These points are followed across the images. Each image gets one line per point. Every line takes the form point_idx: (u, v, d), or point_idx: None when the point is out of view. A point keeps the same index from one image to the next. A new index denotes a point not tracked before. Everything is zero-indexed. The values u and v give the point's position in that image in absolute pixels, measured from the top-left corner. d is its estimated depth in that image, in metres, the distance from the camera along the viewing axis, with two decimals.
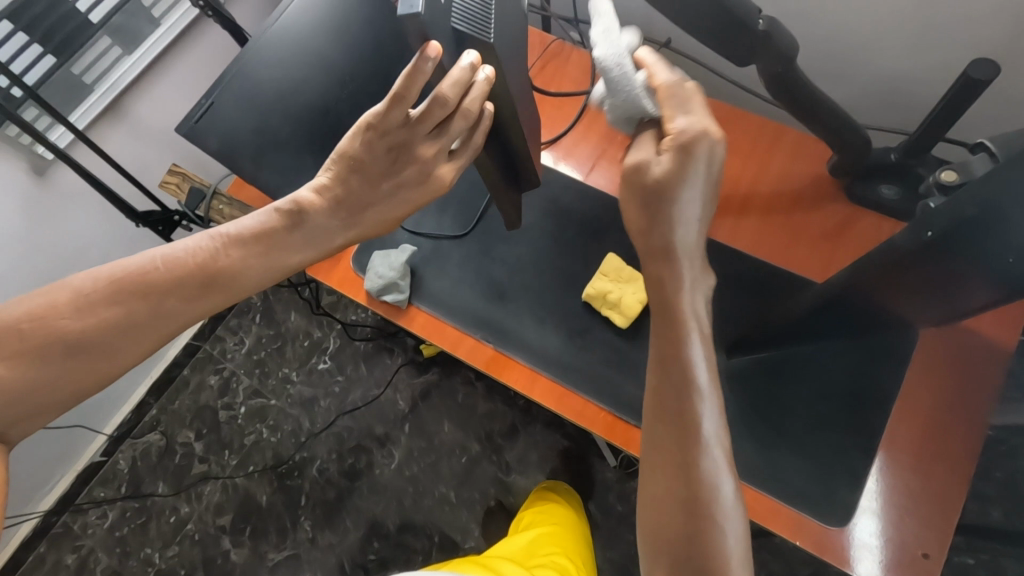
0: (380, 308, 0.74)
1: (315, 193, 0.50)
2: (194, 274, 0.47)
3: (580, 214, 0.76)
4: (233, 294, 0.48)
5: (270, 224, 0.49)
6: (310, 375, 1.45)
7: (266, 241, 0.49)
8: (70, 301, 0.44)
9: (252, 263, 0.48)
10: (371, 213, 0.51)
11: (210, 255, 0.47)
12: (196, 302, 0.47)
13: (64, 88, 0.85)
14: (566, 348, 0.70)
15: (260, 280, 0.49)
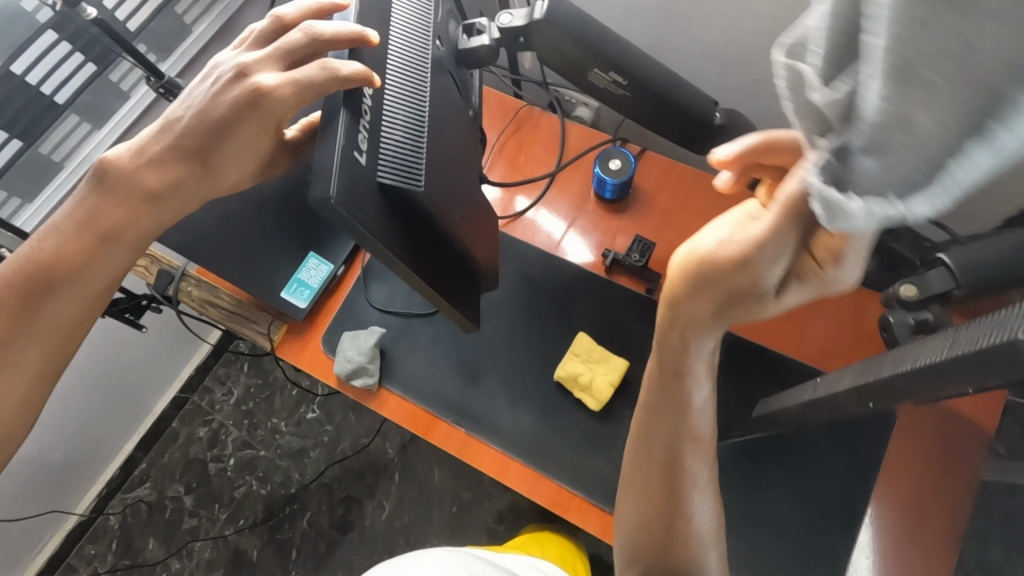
0: (350, 392, 0.73)
1: (136, 148, 0.50)
2: (36, 272, 0.49)
3: (551, 289, 0.75)
4: (84, 292, 0.50)
5: (83, 203, 0.50)
6: (299, 425, 1.45)
7: (79, 221, 0.50)
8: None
9: (91, 255, 0.50)
10: (201, 160, 0.49)
11: (31, 257, 0.49)
12: (43, 310, 0.49)
13: (32, 170, 0.85)
14: (540, 431, 0.69)
15: (92, 277, 0.50)
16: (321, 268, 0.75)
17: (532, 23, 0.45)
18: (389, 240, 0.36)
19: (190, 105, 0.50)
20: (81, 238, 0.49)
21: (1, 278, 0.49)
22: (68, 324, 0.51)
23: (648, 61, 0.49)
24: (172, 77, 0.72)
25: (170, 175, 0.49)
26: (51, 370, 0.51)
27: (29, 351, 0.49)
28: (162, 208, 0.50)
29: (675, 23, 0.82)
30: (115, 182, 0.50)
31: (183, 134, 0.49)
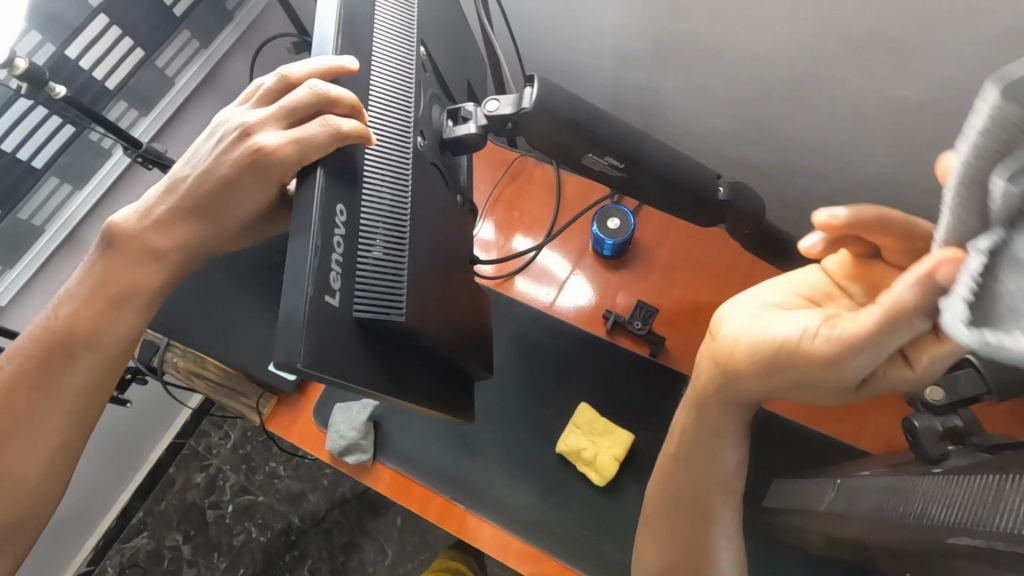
0: (344, 467, 0.70)
1: (136, 215, 0.44)
2: (45, 350, 0.45)
3: (549, 353, 0.72)
4: (101, 356, 0.46)
5: (92, 267, 0.45)
6: (297, 469, 1.42)
7: (98, 286, 0.45)
8: None
9: (105, 319, 0.45)
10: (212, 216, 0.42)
11: (48, 325, 0.45)
12: (64, 380, 0.45)
13: (11, 236, 0.81)
14: (542, 509, 0.65)
15: (111, 341, 0.46)
16: None
17: (521, 112, 0.43)
18: (363, 378, 0.33)
19: (196, 166, 0.42)
20: (94, 301, 0.45)
21: (20, 352, 0.46)
22: (88, 389, 0.47)
23: (645, 144, 0.47)
24: (148, 145, 0.73)
25: (179, 237, 0.43)
26: (77, 437, 0.48)
27: (47, 422, 0.46)
28: (170, 270, 0.44)
29: (670, 70, 0.79)
30: (125, 243, 0.44)
31: (188, 195, 0.42)
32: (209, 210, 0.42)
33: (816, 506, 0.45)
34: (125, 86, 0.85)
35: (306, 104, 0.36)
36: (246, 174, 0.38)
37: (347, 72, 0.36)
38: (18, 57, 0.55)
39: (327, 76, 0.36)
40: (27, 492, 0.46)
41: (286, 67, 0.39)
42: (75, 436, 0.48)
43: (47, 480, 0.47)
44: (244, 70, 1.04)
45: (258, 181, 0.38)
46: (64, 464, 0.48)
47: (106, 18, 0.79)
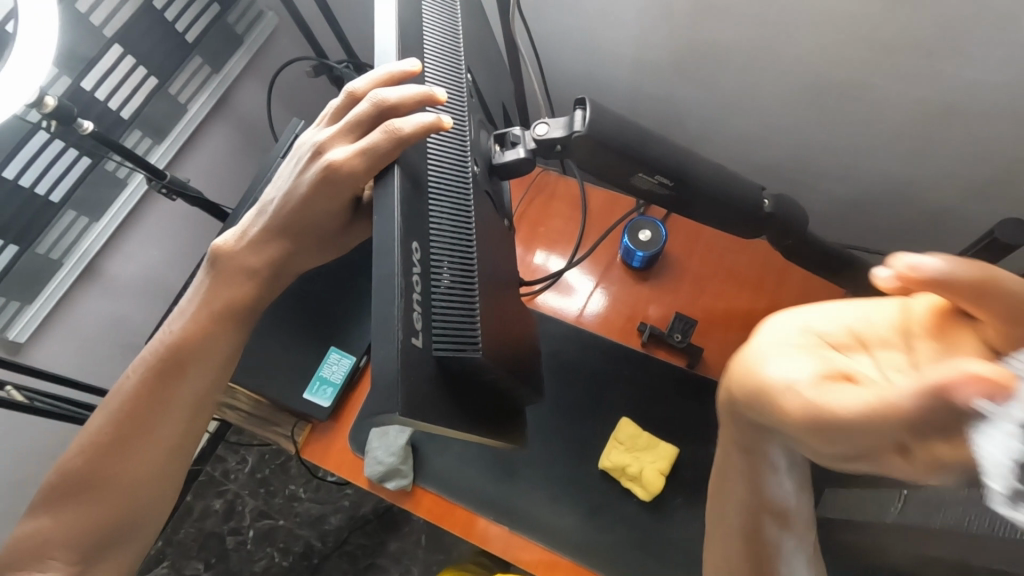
0: (383, 493, 0.68)
1: (232, 239, 0.48)
2: (158, 364, 0.48)
3: (584, 368, 0.72)
4: (207, 366, 0.49)
5: (203, 286, 0.49)
6: (317, 491, 1.40)
7: (208, 305, 0.48)
8: (92, 433, 0.48)
9: (211, 331, 0.48)
10: (301, 235, 0.45)
11: (163, 340, 0.49)
12: (176, 389, 0.48)
13: (29, 273, 0.80)
14: (588, 528, 0.64)
15: (215, 352, 0.49)
16: (343, 362, 0.71)
17: (573, 135, 0.42)
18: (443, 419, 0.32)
19: (280, 186, 0.45)
20: (202, 315, 0.48)
21: (140, 364, 0.49)
22: (195, 401, 0.49)
23: (692, 161, 0.47)
24: (171, 176, 0.72)
25: (269, 254, 0.47)
26: (188, 444, 0.50)
27: (163, 426, 0.48)
28: (262, 287, 0.48)
29: (690, 79, 0.79)
30: (224, 264, 0.48)
31: (276, 215, 0.45)
32: (296, 225, 0.44)
33: (886, 519, 0.45)
34: (139, 116, 0.84)
35: (367, 118, 0.37)
36: (320, 188, 0.40)
37: (409, 75, 0.37)
38: (48, 96, 0.54)
39: (389, 83, 0.37)
40: (139, 496, 0.47)
41: (352, 83, 0.40)
42: (185, 442, 0.49)
43: (163, 483, 0.48)
44: (255, 94, 1.04)
45: (334, 192, 0.40)
46: (174, 469, 0.49)
47: (120, 49, 0.78)
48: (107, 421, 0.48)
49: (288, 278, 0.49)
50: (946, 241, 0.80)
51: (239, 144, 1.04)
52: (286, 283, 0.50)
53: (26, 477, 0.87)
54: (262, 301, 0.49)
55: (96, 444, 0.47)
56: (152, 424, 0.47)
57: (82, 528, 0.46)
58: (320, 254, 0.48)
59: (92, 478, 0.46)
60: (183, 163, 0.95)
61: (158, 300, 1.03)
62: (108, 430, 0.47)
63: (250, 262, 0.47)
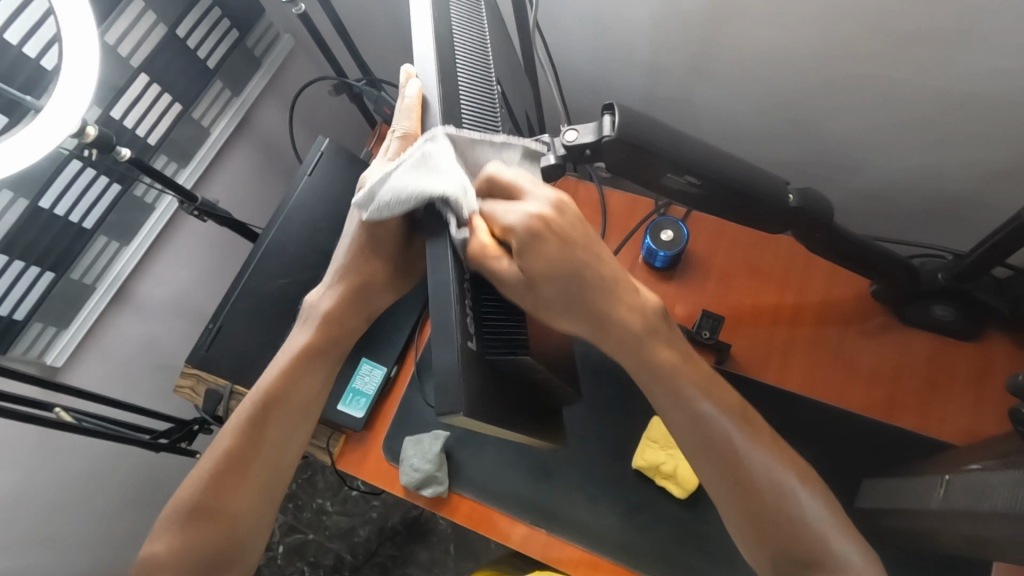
0: (420, 501, 0.69)
1: (318, 293, 0.58)
2: (257, 406, 0.54)
3: (613, 369, 0.73)
4: (298, 407, 0.55)
5: (297, 336, 0.57)
6: (345, 504, 1.41)
7: (303, 351, 0.56)
8: (195, 473, 0.53)
9: (305, 372, 0.55)
10: (375, 257, 0.54)
11: (259, 385, 0.55)
12: (273, 428, 0.54)
13: (65, 297, 0.82)
14: (626, 527, 0.65)
15: (305, 392, 0.55)
16: (375, 373, 0.73)
17: (603, 139, 0.44)
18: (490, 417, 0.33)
19: (349, 232, 0.56)
20: (296, 358, 0.55)
21: (239, 408, 0.55)
22: (289, 439, 0.55)
23: (719, 160, 0.48)
24: (202, 197, 0.74)
25: (342, 297, 0.56)
26: (279, 479, 0.55)
27: (263, 461, 0.53)
28: (333, 325, 0.56)
29: (704, 79, 0.80)
30: (312, 314, 0.57)
31: (345, 258, 0.55)
32: (362, 258, 0.54)
33: (928, 504, 0.45)
34: (165, 141, 0.87)
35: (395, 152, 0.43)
36: (377, 215, 0.51)
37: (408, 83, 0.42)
38: (89, 126, 0.56)
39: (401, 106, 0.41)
40: (238, 527, 0.52)
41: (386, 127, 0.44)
42: (277, 480, 0.54)
43: (258, 517, 0.53)
44: (275, 115, 1.06)
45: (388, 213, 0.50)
46: (267, 505, 0.54)
47: (147, 77, 0.80)
48: (210, 460, 0.53)
49: (360, 322, 0.59)
50: (968, 228, 0.80)
51: (260, 163, 1.07)
52: (357, 323, 0.58)
53: (66, 499, 0.89)
54: (340, 344, 0.58)
55: (206, 477, 0.52)
56: (251, 460, 0.53)
57: (191, 555, 0.50)
58: (387, 293, 0.57)
59: (198, 511, 0.51)
60: (208, 185, 0.97)
61: (187, 320, 1.05)
62: (216, 466, 0.52)
63: (329, 311, 0.56)
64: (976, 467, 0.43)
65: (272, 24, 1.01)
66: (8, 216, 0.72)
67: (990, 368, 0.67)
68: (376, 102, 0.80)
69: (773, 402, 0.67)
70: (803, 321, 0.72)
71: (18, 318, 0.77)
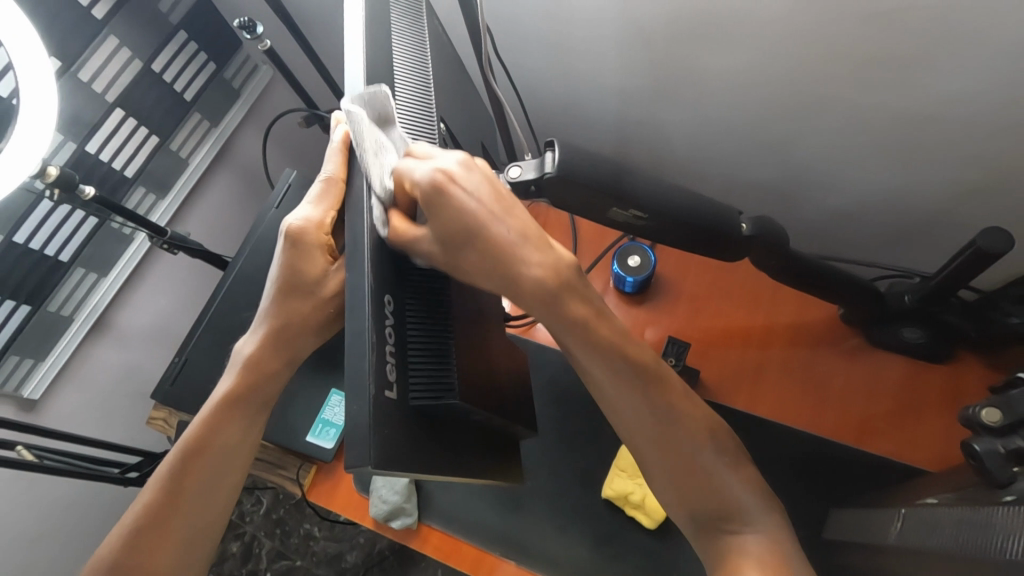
0: (390, 533, 0.68)
1: (246, 340, 0.55)
2: (177, 462, 0.51)
3: (582, 394, 0.73)
4: (221, 459, 0.52)
5: (223, 386, 0.54)
6: (333, 529, 1.40)
7: (225, 401, 0.53)
8: (115, 534, 0.50)
9: (230, 419, 0.53)
10: (293, 300, 0.52)
11: (184, 438, 0.52)
12: (193, 483, 0.51)
13: (41, 331, 0.83)
14: (596, 558, 0.63)
15: (228, 442, 0.53)
16: (344, 404, 0.72)
17: (545, 175, 0.45)
18: (408, 460, 0.31)
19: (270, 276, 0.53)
20: (219, 406, 0.53)
21: (163, 463, 0.52)
22: (212, 492, 0.52)
23: (667, 192, 0.48)
24: (172, 230, 0.74)
25: (264, 342, 0.54)
26: (204, 536, 0.52)
27: (182, 515, 0.51)
28: (266, 371, 0.54)
29: (671, 102, 0.81)
30: (239, 361, 0.54)
31: (270, 302, 0.53)
32: (281, 300, 0.52)
33: (886, 538, 0.45)
34: (142, 173, 0.87)
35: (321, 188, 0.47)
36: (293, 255, 0.50)
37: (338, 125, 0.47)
38: (50, 166, 0.57)
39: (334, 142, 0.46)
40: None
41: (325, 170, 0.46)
42: (199, 534, 0.52)
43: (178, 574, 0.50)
44: (256, 143, 1.07)
45: (302, 252, 0.50)
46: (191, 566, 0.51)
47: (122, 112, 0.81)
48: (131, 520, 0.50)
49: (286, 368, 0.55)
50: (941, 247, 0.79)
51: (240, 191, 1.07)
52: (291, 367, 0.56)
53: (45, 533, 0.88)
54: (267, 389, 0.54)
55: (127, 536, 0.50)
56: (172, 518, 0.50)
57: None
58: (313, 335, 0.54)
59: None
60: (187, 215, 0.98)
61: (169, 347, 1.05)
62: (136, 521, 0.50)
63: (251, 357, 0.54)
64: (932, 502, 0.43)
65: (251, 55, 1.02)
66: None
67: (963, 393, 0.66)
68: None
69: (743, 428, 0.66)
70: (774, 344, 0.72)
71: None
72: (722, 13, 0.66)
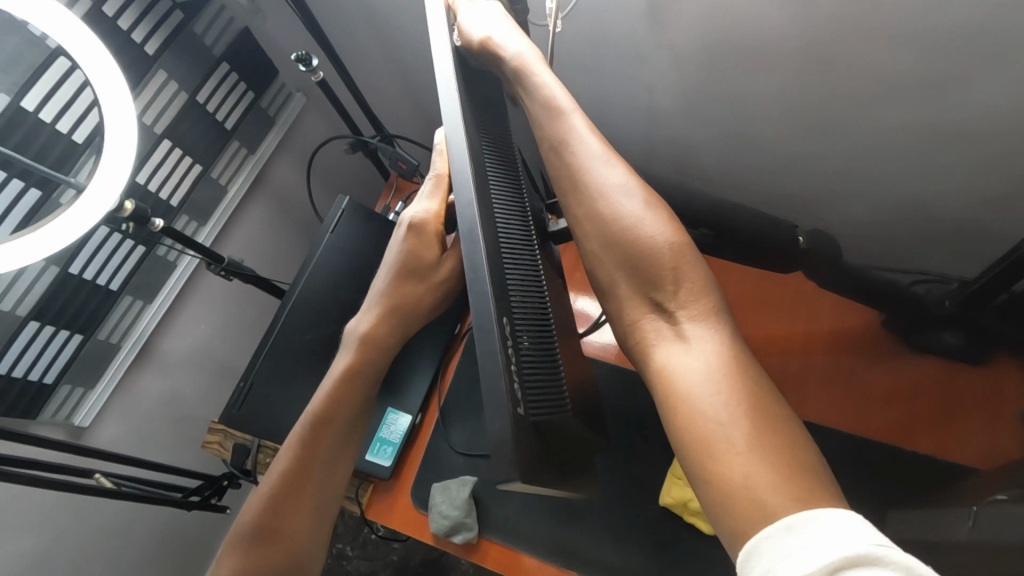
0: (451, 548, 0.70)
1: (361, 321, 0.60)
2: (308, 430, 0.56)
3: (631, 406, 0.74)
4: (344, 428, 0.57)
5: (343, 362, 0.58)
6: (365, 548, 1.40)
7: (348, 374, 0.57)
8: (256, 496, 0.54)
9: (351, 396, 0.57)
10: (411, 282, 0.59)
11: (310, 409, 0.57)
12: (323, 448, 0.56)
13: (92, 358, 0.84)
14: (657, 565, 0.65)
15: (348, 412, 0.57)
16: (399, 422, 0.75)
17: None
18: (531, 470, 0.34)
19: (387, 261, 0.61)
20: (340, 381, 0.57)
21: (293, 432, 0.57)
22: (337, 457, 0.57)
23: (731, 211, 0.53)
24: (227, 257, 0.76)
25: (377, 320, 0.59)
26: (331, 500, 0.57)
27: (315, 481, 0.55)
28: (371, 352, 0.59)
29: (703, 122, 0.84)
30: (358, 339, 0.59)
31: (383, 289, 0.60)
32: (397, 281, 0.59)
33: (957, 534, 0.47)
34: (186, 202, 0.89)
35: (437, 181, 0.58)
36: (413, 242, 0.59)
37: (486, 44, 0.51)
38: (126, 201, 0.59)
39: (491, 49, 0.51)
40: (296, 542, 0.53)
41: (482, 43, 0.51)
42: (328, 497, 0.56)
43: (311, 533, 0.54)
44: (290, 169, 1.10)
45: (424, 240, 0.58)
46: (322, 529, 0.56)
47: (169, 143, 0.83)
48: (270, 485, 0.55)
49: (396, 343, 0.60)
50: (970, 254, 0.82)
51: (275, 215, 1.10)
52: (399, 343, 0.61)
53: (96, 561, 0.89)
54: (378, 366, 0.59)
55: (266, 498, 0.54)
56: (304, 479, 0.55)
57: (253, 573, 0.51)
58: (420, 313, 0.60)
59: (262, 532, 0.53)
60: (227, 240, 1.00)
61: (208, 371, 1.07)
62: (275, 485, 0.54)
63: (368, 333, 0.59)
64: (1000, 498, 0.45)
65: (285, 84, 1.05)
66: (41, 283, 0.74)
67: (1006, 399, 0.67)
68: (390, 157, 0.84)
69: None
70: (817, 350, 0.74)
71: (48, 381, 0.78)
72: (757, 37, 0.69)
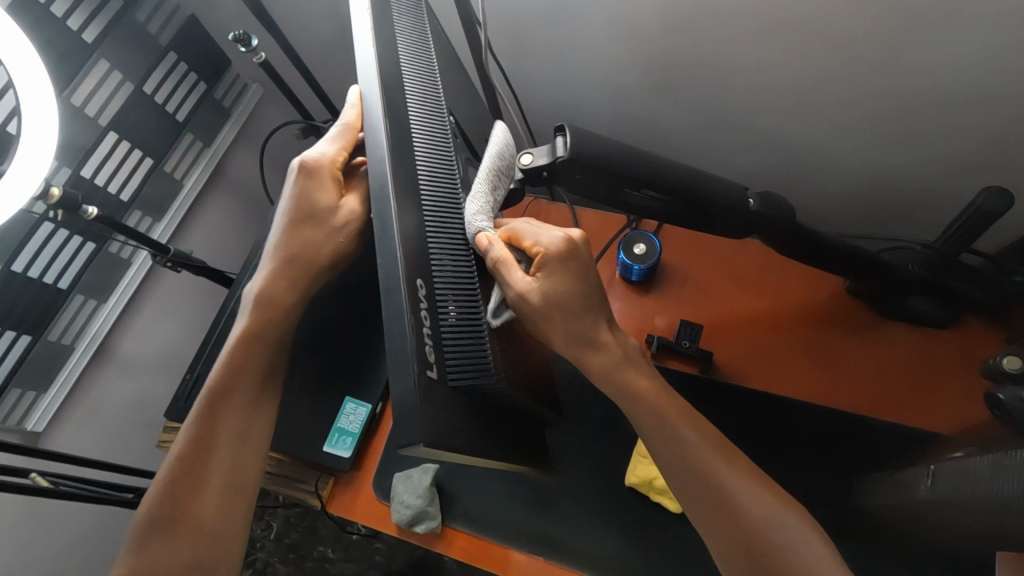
0: (414, 538, 0.68)
1: (255, 280, 0.58)
2: (204, 409, 0.56)
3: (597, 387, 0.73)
4: (245, 400, 0.56)
5: (240, 327, 0.57)
6: (347, 549, 1.37)
7: (242, 343, 0.56)
8: (158, 479, 0.55)
9: (252, 364, 0.56)
10: (305, 226, 0.55)
11: (207, 385, 0.57)
12: (221, 422, 0.56)
13: (43, 361, 0.81)
14: (625, 546, 0.63)
15: (246, 382, 0.57)
16: (360, 411, 0.72)
17: (558, 159, 0.47)
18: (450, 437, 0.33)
19: (281, 208, 0.57)
20: (235, 348, 0.56)
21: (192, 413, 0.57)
22: (241, 430, 0.56)
23: (680, 173, 0.50)
24: (175, 249, 0.74)
25: (273, 279, 0.56)
26: (244, 472, 0.57)
27: (221, 457, 0.55)
28: (274, 316, 0.57)
29: (662, 95, 0.83)
30: (256, 300, 0.56)
31: (275, 245, 0.56)
32: (294, 230, 0.56)
33: (918, 494, 0.45)
34: (137, 197, 0.86)
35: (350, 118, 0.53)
36: (304, 184, 0.54)
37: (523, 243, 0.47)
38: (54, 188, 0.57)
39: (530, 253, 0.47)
40: (207, 518, 0.54)
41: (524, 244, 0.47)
42: (239, 470, 0.56)
43: (223, 507, 0.55)
44: (249, 162, 1.07)
45: (314, 180, 0.53)
46: (238, 501, 0.56)
47: (116, 135, 0.81)
48: (171, 467, 0.55)
49: (296, 299, 0.58)
50: (936, 221, 0.81)
51: (236, 210, 1.07)
52: (306, 302, 0.59)
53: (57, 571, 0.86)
54: (276, 326, 0.57)
55: (167, 480, 0.54)
56: (205, 456, 0.55)
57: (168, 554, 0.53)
58: (323, 268, 0.57)
59: (169, 514, 0.53)
60: (185, 235, 0.97)
61: (172, 372, 1.04)
62: (173, 466, 0.54)
63: (260, 290, 0.56)
64: (957, 455, 0.44)
65: (239, 74, 1.03)
66: None
67: (975, 358, 0.67)
68: None
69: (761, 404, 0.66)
70: (782, 321, 0.73)
71: None
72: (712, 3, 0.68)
